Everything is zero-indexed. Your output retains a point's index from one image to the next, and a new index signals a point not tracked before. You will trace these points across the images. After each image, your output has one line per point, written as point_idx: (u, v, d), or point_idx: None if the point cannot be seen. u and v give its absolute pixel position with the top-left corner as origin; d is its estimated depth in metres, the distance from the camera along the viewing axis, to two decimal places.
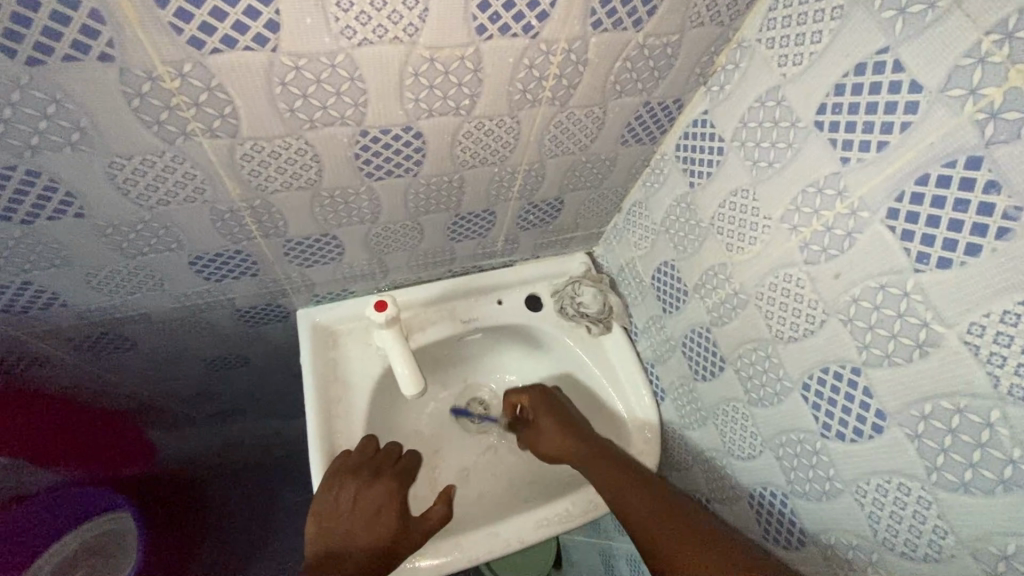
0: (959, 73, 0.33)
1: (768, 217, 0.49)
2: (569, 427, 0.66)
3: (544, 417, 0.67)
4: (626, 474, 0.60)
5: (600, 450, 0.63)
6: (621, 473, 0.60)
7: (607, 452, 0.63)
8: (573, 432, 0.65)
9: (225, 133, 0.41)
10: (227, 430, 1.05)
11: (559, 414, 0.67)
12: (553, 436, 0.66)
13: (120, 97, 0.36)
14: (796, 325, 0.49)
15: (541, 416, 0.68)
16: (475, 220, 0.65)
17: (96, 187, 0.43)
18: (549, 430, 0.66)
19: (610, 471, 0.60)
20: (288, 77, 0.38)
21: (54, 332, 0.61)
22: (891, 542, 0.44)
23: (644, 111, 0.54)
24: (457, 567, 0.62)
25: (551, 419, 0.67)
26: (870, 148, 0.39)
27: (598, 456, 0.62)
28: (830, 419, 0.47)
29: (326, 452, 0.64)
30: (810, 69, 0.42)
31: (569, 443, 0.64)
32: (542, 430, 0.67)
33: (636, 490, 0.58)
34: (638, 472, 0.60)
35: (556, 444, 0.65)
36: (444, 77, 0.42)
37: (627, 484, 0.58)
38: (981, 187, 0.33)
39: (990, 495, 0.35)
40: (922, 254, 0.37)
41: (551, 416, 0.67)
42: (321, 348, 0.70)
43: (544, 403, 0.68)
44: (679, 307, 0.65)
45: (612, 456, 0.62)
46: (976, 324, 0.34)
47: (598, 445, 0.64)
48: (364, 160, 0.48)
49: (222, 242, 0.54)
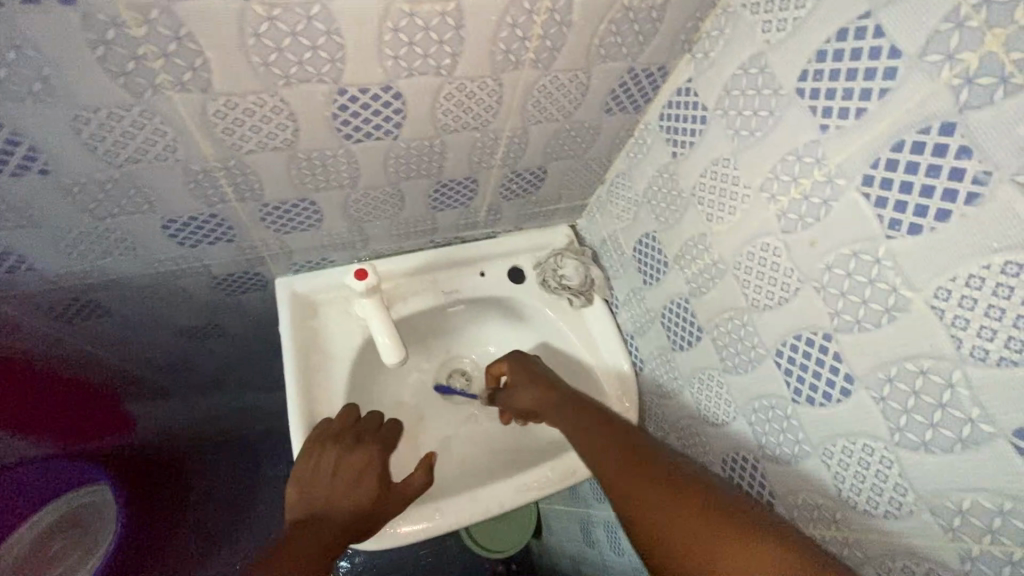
0: (936, 39, 0.33)
1: (748, 185, 0.49)
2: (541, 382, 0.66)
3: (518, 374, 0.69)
4: (606, 429, 0.58)
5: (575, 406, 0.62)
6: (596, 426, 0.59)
7: (580, 406, 0.62)
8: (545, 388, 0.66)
9: (196, 87, 0.40)
10: (206, 403, 1.04)
11: (534, 373, 0.68)
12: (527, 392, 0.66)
13: (83, 44, 0.35)
14: (771, 294, 0.49)
15: (513, 374, 0.69)
16: (457, 188, 0.64)
17: (61, 141, 0.41)
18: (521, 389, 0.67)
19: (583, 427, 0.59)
20: (261, 28, 0.37)
21: (22, 297, 0.59)
22: (854, 501, 0.45)
23: (628, 78, 0.54)
24: (437, 532, 0.63)
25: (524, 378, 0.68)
26: (848, 115, 0.39)
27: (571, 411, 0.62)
28: (801, 384, 0.48)
29: (306, 420, 0.64)
30: (794, 35, 0.42)
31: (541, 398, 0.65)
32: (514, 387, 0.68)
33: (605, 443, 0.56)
34: (621, 424, 0.59)
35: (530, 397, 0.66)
36: (425, 34, 0.41)
37: (599, 439, 0.57)
38: (953, 153, 0.33)
39: (948, 453, 0.37)
40: (894, 220, 0.37)
41: (526, 373, 0.68)
42: (300, 317, 0.70)
43: (518, 364, 0.69)
44: (659, 279, 0.66)
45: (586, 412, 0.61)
46: (942, 289, 0.35)
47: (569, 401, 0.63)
48: (342, 121, 0.47)
49: (196, 205, 0.53)
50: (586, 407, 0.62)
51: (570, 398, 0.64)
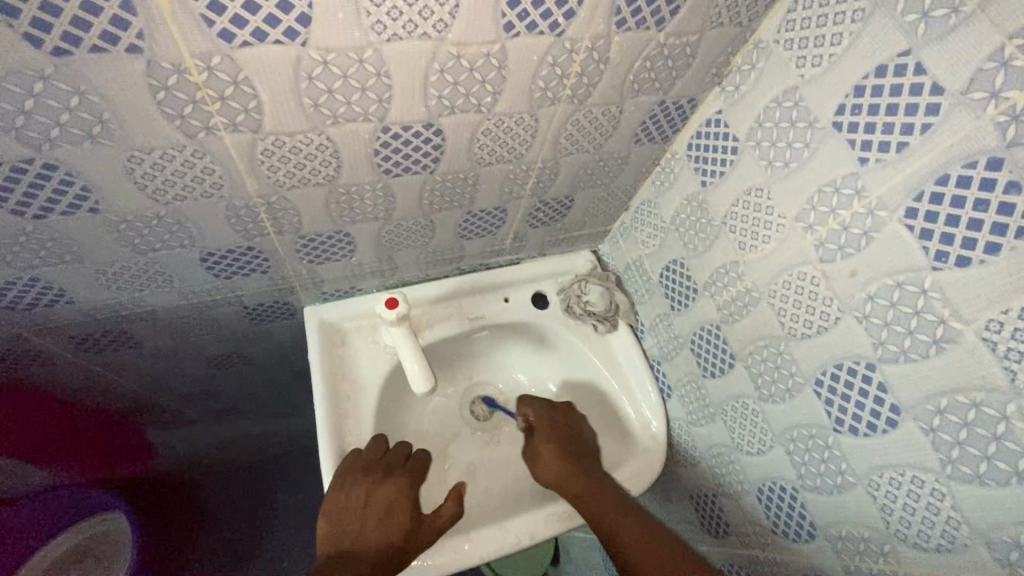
0: (981, 77, 0.33)
1: (783, 216, 0.50)
2: (571, 452, 0.66)
3: (543, 440, 0.68)
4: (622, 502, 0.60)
5: (602, 481, 0.63)
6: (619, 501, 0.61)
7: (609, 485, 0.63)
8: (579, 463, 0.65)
9: (248, 127, 0.41)
10: (225, 432, 1.03)
11: (564, 444, 0.67)
12: (556, 466, 0.65)
13: (145, 90, 0.36)
14: (810, 322, 0.49)
15: (540, 443, 0.68)
16: (486, 218, 0.65)
17: (113, 181, 0.42)
18: (549, 456, 0.66)
19: (610, 503, 0.60)
20: (315, 71, 0.38)
21: (58, 329, 0.59)
22: (904, 534, 0.45)
23: (659, 110, 0.55)
24: (469, 564, 0.62)
25: (552, 447, 0.66)
26: (889, 148, 0.40)
27: (603, 489, 0.62)
28: (842, 414, 0.48)
29: (336, 450, 0.63)
30: (828, 71, 0.43)
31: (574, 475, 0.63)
32: (541, 459, 0.66)
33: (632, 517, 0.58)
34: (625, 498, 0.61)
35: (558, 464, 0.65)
36: (469, 74, 0.42)
37: (618, 508, 0.60)
38: (1001, 187, 0.34)
39: (1005, 487, 0.37)
40: (941, 252, 0.38)
41: (556, 438, 0.68)
42: (328, 345, 0.70)
43: (546, 425, 0.69)
44: (688, 305, 0.66)
45: (613, 489, 0.62)
46: (994, 320, 0.35)
47: (602, 485, 0.62)
48: (383, 157, 0.48)
49: (235, 239, 0.54)
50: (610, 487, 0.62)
51: (599, 471, 0.65)
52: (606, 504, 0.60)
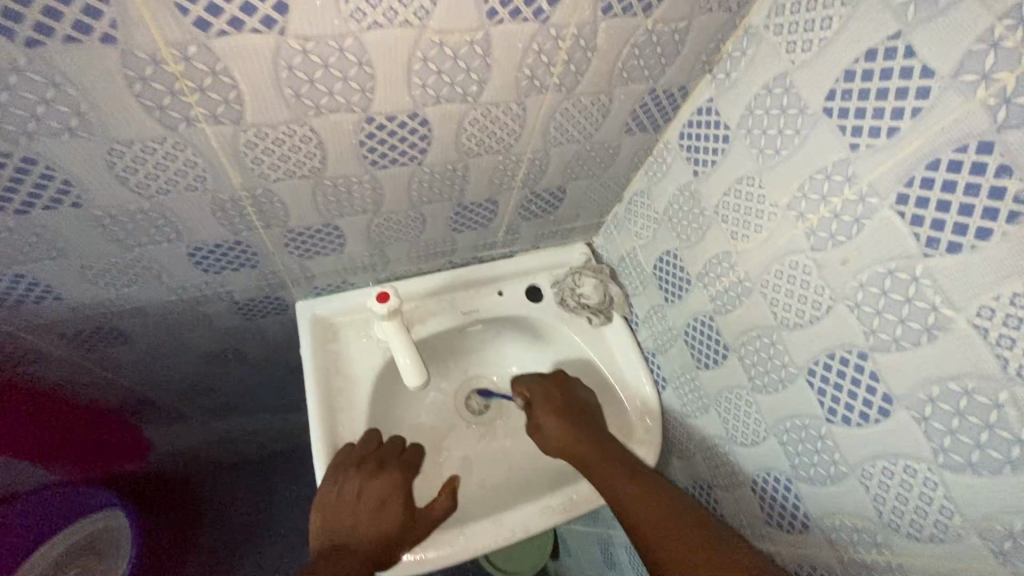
0: (971, 58, 0.33)
1: (775, 204, 0.49)
2: (572, 418, 0.66)
3: (543, 411, 0.67)
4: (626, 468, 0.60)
5: (604, 447, 0.63)
6: (623, 465, 0.60)
7: (613, 450, 0.63)
8: (580, 431, 0.64)
9: (229, 119, 0.40)
10: (221, 428, 1.03)
11: (564, 413, 0.66)
12: (559, 435, 0.64)
13: (122, 81, 0.35)
14: (802, 311, 0.49)
15: (542, 414, 0.67)
16: (477, 211, 0.64)
17: (95, 175, 0.42)
18: (552, 426, 0.66)
19: (613, 472, 0.60)
20: (295, 61, 0.37)
21: (47, 326, 0.59)
22: (897, 524, 0.45)
23: (649, 99, 0.54)
24: (464, 557, 0.61)
25: (553, 418, 0.66)
26: (880, 133, 0.39)
27: (605, 456, 0.62)
28: (835, 404, 0.48)
29: (329, 445, 0.63)
30: (818, 56, 0.42)
31: (576, 443, 0.63)
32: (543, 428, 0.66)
33: (635, 482, 0.59)
34: (628, 463, 0.61)
35: (559, 436, 0.65)
36: (453, 63, 0.42)
37: (622, 476, 0.59)
38: (993, 171, 0.33)
39: (996, 476, 0.36)
40: (932, 239, 0.37)
41: (555, 407, 0.67)
42: (321, 341, 0.70)
43: (543, 397, 0.68)
44: (682, 297, 0.65)
45: (616, 454, 0.62)
46: (986, 307, 0.35)
47: (602, 453, 0.62)
48: (369, 148, 0.48)
49: (222, 233, 0.53)
50: (612, 452, 0.62)
51: (602, 437, 0.64)
52: (608, 472, 0.60)
